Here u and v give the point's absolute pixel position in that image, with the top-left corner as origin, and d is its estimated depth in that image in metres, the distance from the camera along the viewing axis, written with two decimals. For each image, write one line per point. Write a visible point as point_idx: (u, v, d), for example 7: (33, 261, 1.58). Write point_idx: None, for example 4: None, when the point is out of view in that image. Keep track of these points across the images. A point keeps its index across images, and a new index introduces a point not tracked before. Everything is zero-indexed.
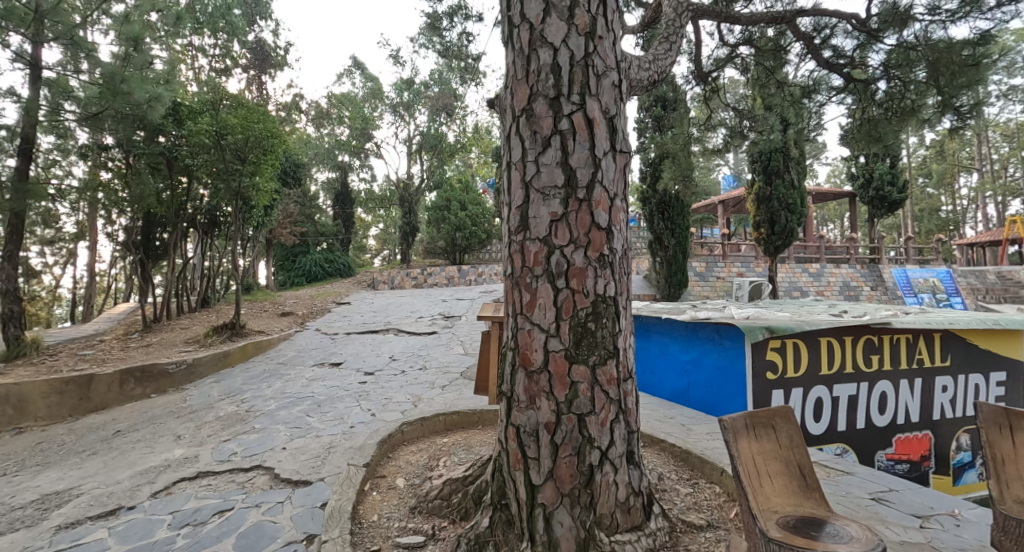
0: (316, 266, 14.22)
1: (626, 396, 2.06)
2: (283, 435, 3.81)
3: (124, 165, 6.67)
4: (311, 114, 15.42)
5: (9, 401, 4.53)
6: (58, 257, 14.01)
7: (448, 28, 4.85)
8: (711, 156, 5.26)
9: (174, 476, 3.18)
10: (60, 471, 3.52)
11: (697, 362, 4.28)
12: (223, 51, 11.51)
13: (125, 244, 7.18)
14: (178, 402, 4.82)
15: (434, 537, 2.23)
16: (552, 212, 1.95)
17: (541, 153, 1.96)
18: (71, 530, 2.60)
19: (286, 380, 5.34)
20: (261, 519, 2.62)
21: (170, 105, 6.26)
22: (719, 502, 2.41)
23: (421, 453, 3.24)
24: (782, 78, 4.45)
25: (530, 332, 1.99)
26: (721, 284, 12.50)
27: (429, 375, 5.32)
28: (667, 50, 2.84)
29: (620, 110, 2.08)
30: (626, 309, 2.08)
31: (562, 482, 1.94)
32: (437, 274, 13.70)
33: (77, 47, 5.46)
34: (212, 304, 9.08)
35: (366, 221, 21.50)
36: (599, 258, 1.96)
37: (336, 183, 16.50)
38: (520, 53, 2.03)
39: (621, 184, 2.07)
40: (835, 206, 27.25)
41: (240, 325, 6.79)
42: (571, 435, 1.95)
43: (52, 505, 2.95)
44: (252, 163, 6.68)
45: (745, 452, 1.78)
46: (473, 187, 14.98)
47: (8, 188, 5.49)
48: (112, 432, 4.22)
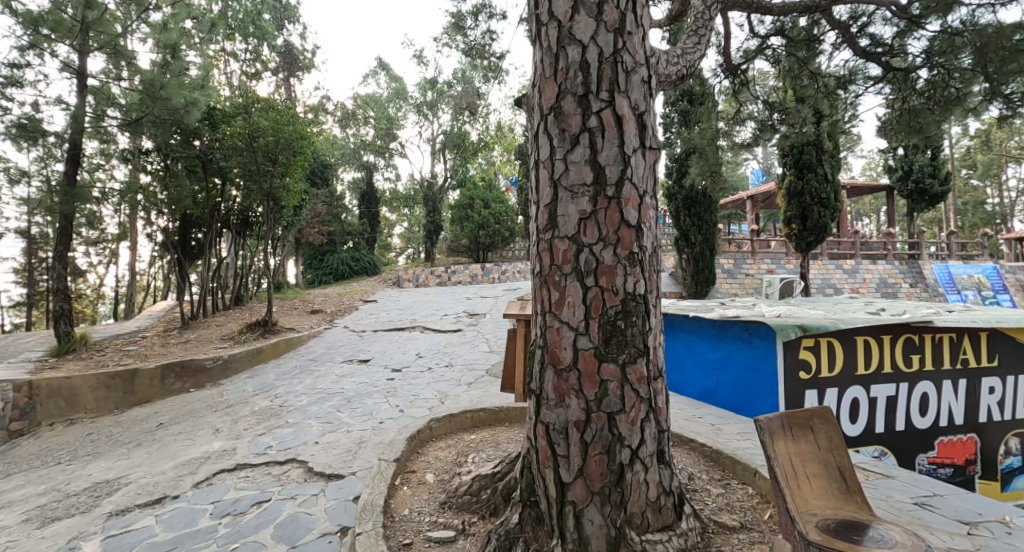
0: (344, 265, 14.55)
1: (656, 395, 2.05)
2: (315, 430, 3.91)
3: (163, 168, 6.94)
4: (337, 115, 15.72)
5: (62, 394, 4.81)
6: (102, 258, 14.67)
7: (472, 27, 4.87)
8: (739, 151, 5.13)
9: (215, 468, 3.31)
10: (109, 460, 3.71)
11: (726, 361, 4.22)
12: (254, 55, 11.83)
13: (164, 245, 7.46)
14: (214, 396, 5.00)
15: (465, 533, 2.27)
16: (580, 210, 1.95)
17: (570, 151, 1.96)
18: (121, 517, 2.74)
19: (317, 376, 5.47)
20: (297, 511, 2.70)
21: (205, 110, 6.48)
22: (752, 504, 2.36)
23: (449, 450, 3.28)
24: (815, 69, 4.32)
25: (559, 330, 1.99)
26: (750, 281, 12.25)
27: (455, 373, 5.38)
28: (696, 43, 2.79)
29: (649, 106, 2.06)
30: (656, 307, 2.07)
31: (592, 480, 1.95)
32: (461, 272, 13.83)
33: (119, 56, 5.72)
34: (245, 301, 9.36)
35: (390, 220, 21.82)
36: (629, 256, 1.95)
37: (362, 182, 16.81)
38: (548, 52, 2.03)
39: (650, 181, 2.05)
40: (870, 200, 26.26)
41: (272, 323, 6.98)
42: (601, 434, 1.94)
43: (104, 492, 3.10)
44: (282, 164, 6.84)
45: (782, 453, 1.76)
46: (496, 185, 15.01)
47: (58, 192, 5.79)
48: (155, 424, 4.40)
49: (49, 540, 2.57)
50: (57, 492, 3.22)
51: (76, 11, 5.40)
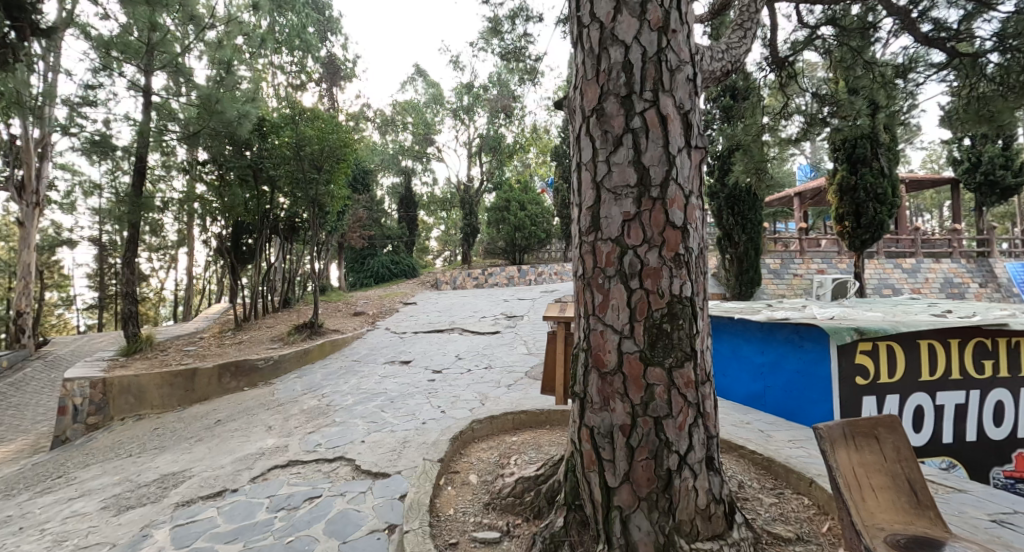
0: (384, 268, 14.95)
1: (704, 400, 2.00)
2: (361, 429, 4.02)
3: (217, 178, 7.32)
4: (377, 122, 16.21)
5: (131, 391, 5.17)
6: (162, 263, 15.67)
7: (509, 31, 4.91)
8: (786, 146, 4.92)
9: (269, 463, 3.47)
10: (174, 454, 3.95)
11: (776, 364, 4.08)
12: (299, 67, 12.32)
13: (219, 250, 7.88)
14: (267, 395, 5.24)
15: (509, 534, 2.28)
16: (624, 212, 1.93)
17: (613, 153, 1.95)
18: (187, 508, 2.91)
19: (361, 376, 5.64)
20: (347, 507, 2.80)
21: (255, 121, 6.82)
22: (809, 515, 2.26)
23: (492, 451, 3.30)
24: (870, 58, 4.10)
25: (603, 333, 1.98)
26: (799, 282, 11.75)
27: (495, 374, 5.41)
28: (741, 38, 2.71)
29: (694, 105, 2.01)
30: (703, 309, 2.02)
31: (639, 485, 1.92)
32: (498, 274, 13.92)
33: (179, 74, 6.09)
34: (293, 304, 9.76)
35: (428, 223, 22.22)
36: (674, 258, 1.91)
37: (401, 187, 17.21)
38: (590, 53, 2.02)
39: (696, 181, 2.01)
40: (932, 193, 24.55)
41: (318, 324, 7.23)
42: (648, 439, 1.91)
43: (170, 484, 3.31)
44: (327, 172, 7.11)
45: (845, 464, 1.68)
46: (531, 187, 15.00)
47: (126, 202, 6.23)
48: (214, 420, 4.65)
49: (125, 527, 2.76)
50: (129, 482, 3.46)
51: (142, 34, 5.82)
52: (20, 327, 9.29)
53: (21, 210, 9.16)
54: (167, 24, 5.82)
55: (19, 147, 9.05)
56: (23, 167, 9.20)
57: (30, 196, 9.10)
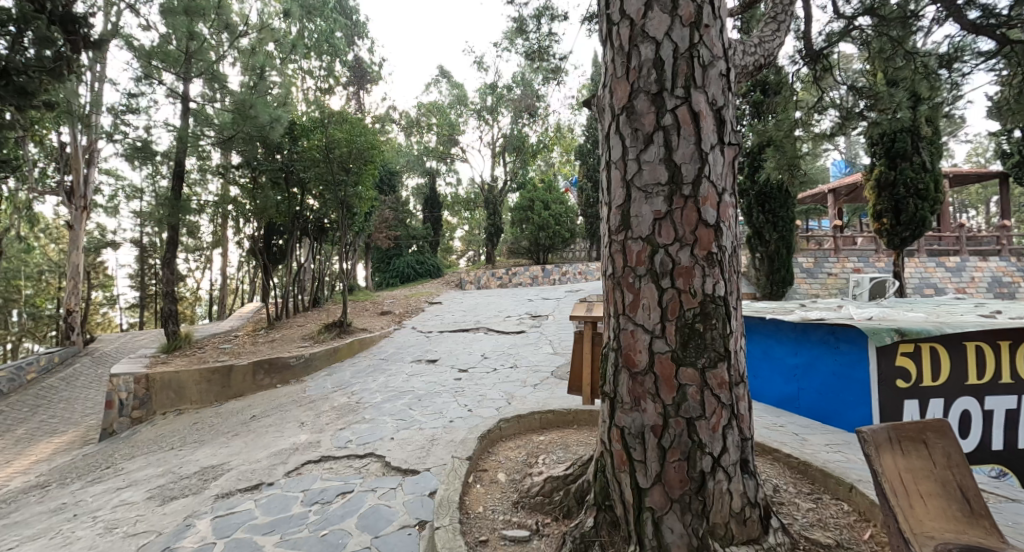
0: (409, 268, 15.16)
1: (738, 401, 1.96)
2: (390, 426, 4.09)
3: (250, 181, 7.55)
4: (403, 123, 16.43)
5: (172, 387, 5.41)
6: (197, 263, 16.24)
7: (534, 30, 4.90)
8: (820, 141, 4.77)
9: (303, 458, 3.56)
10: (213, 448, 4.09)
11: (811, 366, 3.99)
12: (327, 72, 12.57)
13: (252, 251, 8.12)
14: (299, 392, 5.37)
15: (539, 533, 2.29)
16: (655, 210, 1.91)
17: (643, 151, 1.93)
18: (226, 500, 3.02)
19: (389, 375, 5.73)
20: (378, 503, 2.85)
21: (287, 125, 7.01)
22: (848, 521, 2.19)
23: (520, 450, 3.31)
24: (911, 48, 3.94)
25: (633, 333, 1.96)
26: (833, 281, 11.39)
27: (521, 374, 5.42)
28: (774, 31, 2.64)
29: (727, 101, 1.98)
30: (737, 309, 1.98)
31: (671, 487, 1.90)
32: (522, 274, 13.94)
33: (214, 80, 6.35)
34: (323, 303, 9.98)
35: (452, 223, 22.39)
36: (707, 258, 1.88)
37: (425, 188, 17.42)
38: (620, 51, 2.01)
39: (729, 178, 1.97)
40: (978, 189, 23.42)
41: (347, 323, 7.38)
42: (680, 440, 1.89)
43: (210, 476, 3.43)
44: (355, 173, 7.24)
45: (892, 471, 1.62)
46: (556, 186, 14.92)
47: (166, 206, 6.49)
48: (249, 416, 4.80)
49: (170, 516, 2.88)
50: (173, 474, 3.60)
51: (181, 44, 6.07)
52: (68, 325, 9.75)
53: (70, 213, 9.65)
54: (204, 33, 6.06)
55: (69, 154, 9.54)
56: (72, 173, 9.69)
57: (78, 200, 9.55)
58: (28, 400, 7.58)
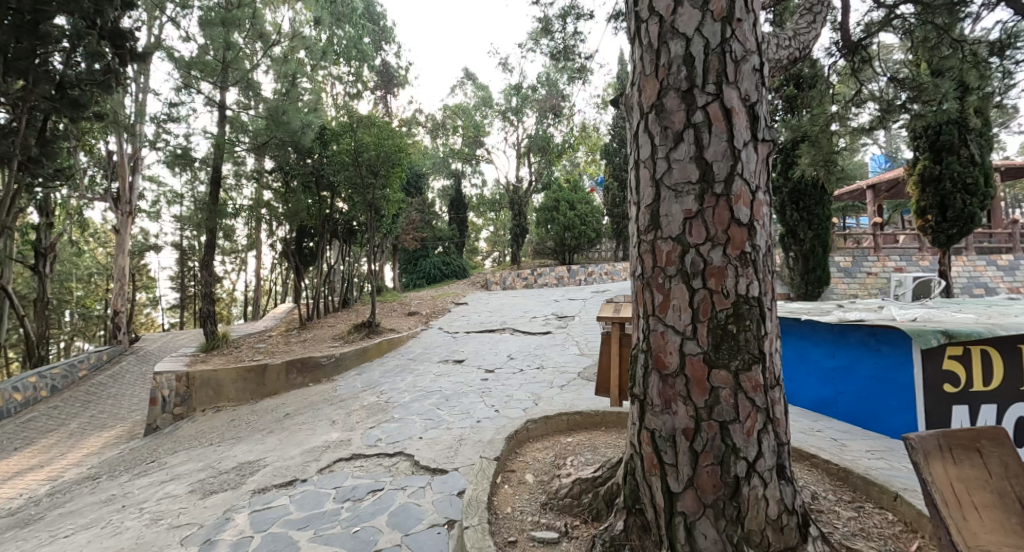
0: (435, 268, 15.35)
1: (774, 405, 1.90)
2: (419, 425, 4.14)
3: (283, 186, 7.78)
4: (429, 126, 16.62)
5: (211, 384, 5.63)
6: (233, 265, 16.85)
7: (559, 30, 4.88)
8: (858, 136, 4.59)
9: (335, 456, 3.64)
10: (250, 444, 4.24)
11: (849, 369, 3.84)
12: (356, 77, 12.85)
13: (285, 253, 8.36)
14: (330, 390, 5.50)
15: (568, 535, 2.27)
16: (686, 209, 1.87)
17: (673, 149, 1.90)
18: (263, 495, 3.11)
19: (416, 374, 5.81)
20: (408, 501, 2.89)
21: (317, 130, 7.19)
22: (893, 532, 2.09)
23: (547, 451, 3.30)
24: (957, 37, 3.76)
25: (663, 334, 1.93)
26: (873, 281, 10.95)
27: (547, 375, 5.40)
28: (809, 22, 2.56)
29: (761, 96, 1.92)
30: (772, 309, 1.92)
31: (704, 492, 1.85)
32: (548, 274, 13.91)
33: (249, 88, 6.59)
34: (352, 304, 10.20)
35: (477, 224, 22.52)
36: (740, 257, 1.83)
37: (451, 190, 17.61)
38: (649, 48, 1.98)
39: (763, 176, 1.92)
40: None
41: (376, 324, 7.51)
42: (713, 444, 1.84)
43: (247, 472, 3.55)
44: (383, 176, 7.36)
45: (940, 478, 1.56)
46: (581, 186, 14.81)
47: (204, 210, 6.76)
48: (283, 414, 4.95)
49: (210, 509, 2.99)
50: (212, 469, 3.74)
51: (218, 54, 6.32)
52: (116, 325, 10.24)
53: (117, 218, 10.15)
54: (239, 42, 6.29)
55: (116, 162, 10.03)
56: (118, 181, 10.20)
57: (124, 206, 10.05)
58: (80, 396, 8.02)
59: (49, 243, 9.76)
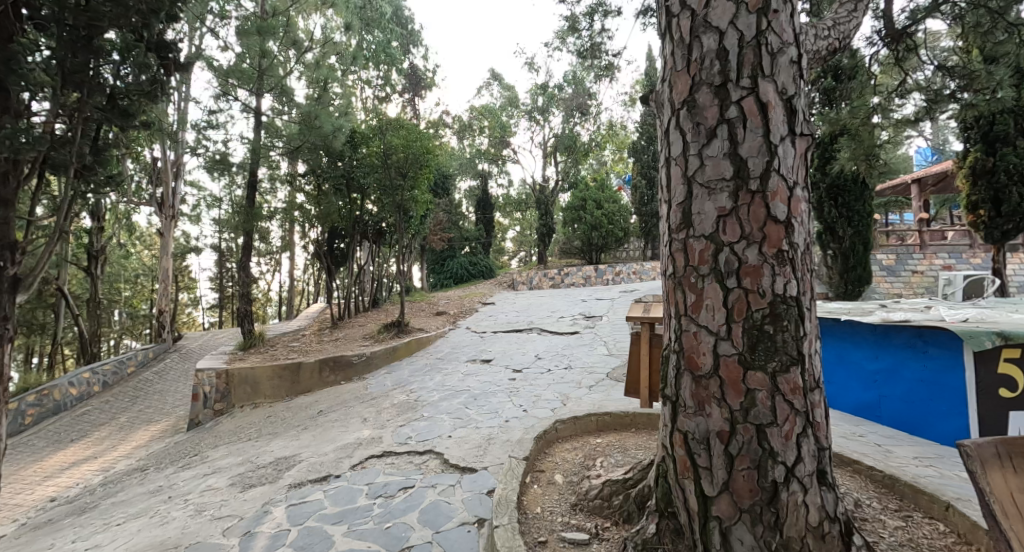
0: (462, 268, 15.49)
1: (814, 408, 1.84)
2: (448, 424, 4.18)
3: (315, 189, 7.97)
4: (456, 127, 16.75)
5: (249, 382, 5.83)
6: (268, 266, 17.41)
7: (586, 28, 4.85)
8: (902, 128, 4.38)
9: (367, 453, 3.72)
10: (285, 439, 4.37)
11: (894, 371, 3.67)
12: (384, 81, 13.07)
13: (317, 254, 8.57)
14: (361, 388, 5.62)
15: (599, 537, 2.25)
16: (719, 207, 1.83)
17: (706, 145, 1.86)
18: (298, 489, 3.20)
19: (445, 373, 5.87)
20: (438, 499, 2.92)
21: (348, 134, 7.34)
22: (945, 544, 1.99)
23: (576, 452, 3.27)
24: (1013, 20, 3.55)
25: (696, 334, 1.89)
26: (919, 279, 10.44)
27: (575, 375, 5.37)
28: (850, 11, 2.45)
29: (799, 89, 1.86)
30: (811, 310, 1.85)
31: (740, 496, 1.80)
32: (574, 274, 13.83)
33: (284, 95, 6.79)
34: (381, 304, 10.38)
35: (503, 224, 22.56)
36: (777, 256, 1.77)
37: (478, 190, 17.72)
38: (680, 43, 1.95)
39: (801, 171, 1.85)
40: None
41: (405, 323, 7.62)
42: (749, 447, 1.79)
43: (283, 467, 3.66)
44: (411, 177, 7.46)
45: (999, 488, 1.46)
46: (608, 185, 14.66)
47: (241, 213, 7.00)
48: (316, 411, 5.08)
49: (250, 502, 3.10)
50: (251, 463, 3.88)
51: (254, 62, 6.54)
52: (160, 324, 10.73)
53: (161, 222, 10.64)
54: (274, 50, 6.51)
55: (160, 169, 10.51)
56: (162, 186, 10.68)
57: (168, 210, 10.53)
58: (129, 391, 8.45)
59: (100, 246, 10.32)
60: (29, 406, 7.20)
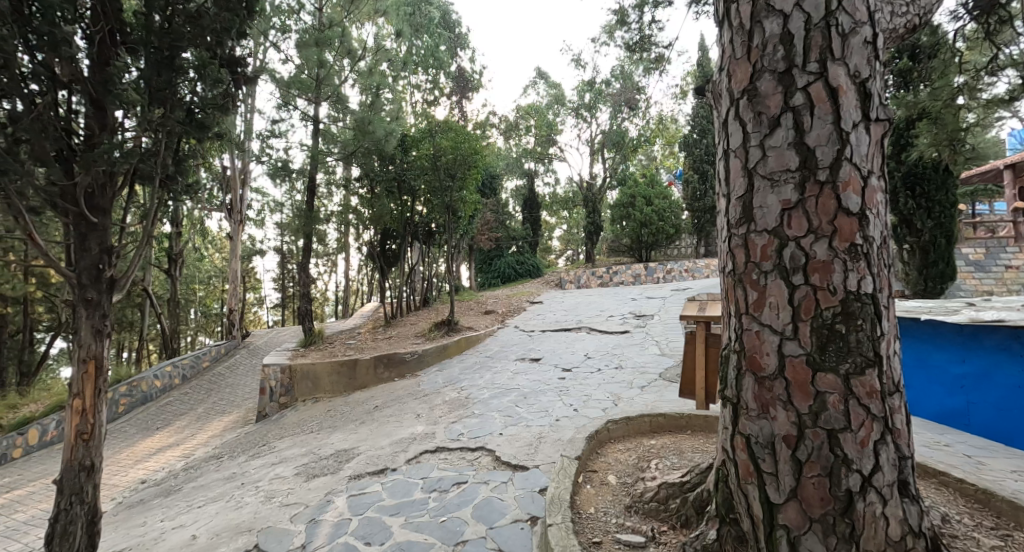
0: (510, 268, 15.61)
1: (893, 413, 1.70)
2: (499, 422, 4.22)
3: (368, 192, 8.26)
4: (502, 127, 16.85)
5: (311, 377, 6.16)
6: (325, 267, 18.27)
7: (636, 21, 4.74)
8: (993, 108, 3.98)
9: (421, 447, 3.82)
10: (344, 433, 4.57)
11: (985, 376, 3.38)
12: (433, 84, 13.34)
13: (371, 255, 8.87)
14: (414, 385, 5.78)
15: (655, 540, 2.20)
16: (784, 200, 1.74)
17: (768, 136, 1.77)
18: (358, 481, 3.34)
19: (495, 372, 5.93)
20: (491, 495, 2.95)
21: (398, 137, 7.56)
22: None
23: (630, 453, 3.21)
24: None
25: (759, 334, 1.81)
26: (1013, 276, 9.54)
27: (627, 375, 5.28)
28: None
29: (874, 71, 1.72)
30: (890, 307, 1.72)
31: (810, 506, 1.69)
32: (624, 272, 13.59)
33: (339, 102, 7.10)
34: (432, 303, 10.63)
35: (550, 223, 22.48)
36: (850, 250, 1.65)
37: (524, 189, 17.78)
38: (740, 30, 1.87)
39: (877, 160, 1.72)
40: None
41: (454, 322, 7.75)
42: (819, 454, 1.68)
43: (344, 459, 3.83)
44: (459, 178, 7.57)
45: None
46: (658, 180, 14.27)
47: (301, 217, 7.38)
48: (372, 406, 5.28)
49: (314, 491, 3.27)
50: (314, 454, 4.09)
51: (312, 72, 6.89)
52: (231, 322, 11.52)
53: (231, 226, 11.42)
54: (330, 59, 6.83)
55: (229, 177, 11.27)
56: (231, 193, 11.44)
57: (237, 215, 11.30)
58: (205, 384, 9.12)
59: (179, 250, 11.22)
60: (121, 396, 7.96)
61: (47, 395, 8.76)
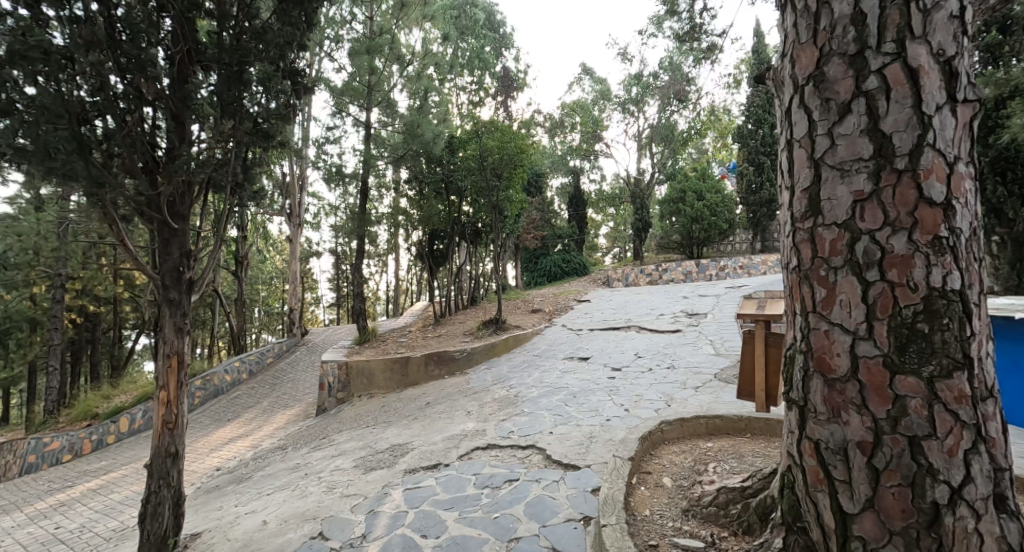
0: (556, 266, 15.56)
1: (986, 421, 1.54)
2: (548, 421, 4.22)
3: (417, 194, 8.47)
4: (547, 125, 16.80)
5: (366, 373, 6.41)
6: (377, 268, 18.92)
7: (686, 9, 4.58)
8: None
9: (472, 444, 3.88)
10: (398, 428, 4.72)
11: None
12: (478, 86, 13.48)
13: (420, 255, 9.09)
14: (463, 383, 5.89)
15: (715, 546, 2.12)
16: (856, 191, 1.63)
17: (838, 123, 1.67)
18: (413, 475, 3.44)
19: (543, 370, 5.93)
20: (542, 494, 2.95)
21: (445, 139, 7.69)
22: None
23: (685, 456, 3.12)
24: None
25: (828, 333, 1.71)
26: None
27: (679, 375, 5.13)
28: None
29: (962, 47, 1.56)
30: (981, 305, 1.56)
31: (890, 517, 1.58)
32: (674, 269, 13.22)
33: (389, 108, 7.33)
34: (479, 301, 10.76)
35: (597, 220, 22.18)
36: (934, 243, 1.51)
37: (570, 187, 17.67)
38: (805, 13, 1.78)
39: (965, 144, 1.56)
40: None
41: (502, 320, 7.82)
42: (899, 462, 1.56)
43: (399, 453, 3.95)
44: (505, 178, 7.61)
45: None
46: (710, 174, 13.75)
47: (354, 220, 7.68)
48: (424, 403, 5.42)
49: (371, 484, 3.39)
50: (371, 448, 4.25)
51: (363, 79, 7.15)
52: (291, 321, 12.16)
53: (291, 229, 12.05)
54: (380, 66, 7.09)
55: (288, 183, 11.89)
56: (290, 198, 12.06)
57: (296, 219, 11.93)
58: (269, 379, 9.69)
59: (244, 253, 11.96)
60: (196, 389, 8.61)
61: (134, 387, 9.61)
